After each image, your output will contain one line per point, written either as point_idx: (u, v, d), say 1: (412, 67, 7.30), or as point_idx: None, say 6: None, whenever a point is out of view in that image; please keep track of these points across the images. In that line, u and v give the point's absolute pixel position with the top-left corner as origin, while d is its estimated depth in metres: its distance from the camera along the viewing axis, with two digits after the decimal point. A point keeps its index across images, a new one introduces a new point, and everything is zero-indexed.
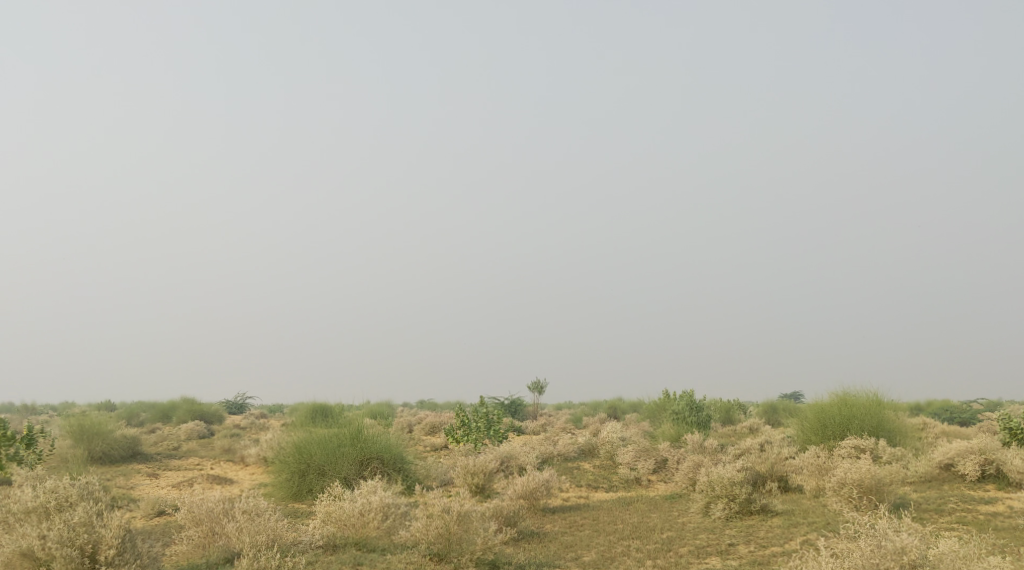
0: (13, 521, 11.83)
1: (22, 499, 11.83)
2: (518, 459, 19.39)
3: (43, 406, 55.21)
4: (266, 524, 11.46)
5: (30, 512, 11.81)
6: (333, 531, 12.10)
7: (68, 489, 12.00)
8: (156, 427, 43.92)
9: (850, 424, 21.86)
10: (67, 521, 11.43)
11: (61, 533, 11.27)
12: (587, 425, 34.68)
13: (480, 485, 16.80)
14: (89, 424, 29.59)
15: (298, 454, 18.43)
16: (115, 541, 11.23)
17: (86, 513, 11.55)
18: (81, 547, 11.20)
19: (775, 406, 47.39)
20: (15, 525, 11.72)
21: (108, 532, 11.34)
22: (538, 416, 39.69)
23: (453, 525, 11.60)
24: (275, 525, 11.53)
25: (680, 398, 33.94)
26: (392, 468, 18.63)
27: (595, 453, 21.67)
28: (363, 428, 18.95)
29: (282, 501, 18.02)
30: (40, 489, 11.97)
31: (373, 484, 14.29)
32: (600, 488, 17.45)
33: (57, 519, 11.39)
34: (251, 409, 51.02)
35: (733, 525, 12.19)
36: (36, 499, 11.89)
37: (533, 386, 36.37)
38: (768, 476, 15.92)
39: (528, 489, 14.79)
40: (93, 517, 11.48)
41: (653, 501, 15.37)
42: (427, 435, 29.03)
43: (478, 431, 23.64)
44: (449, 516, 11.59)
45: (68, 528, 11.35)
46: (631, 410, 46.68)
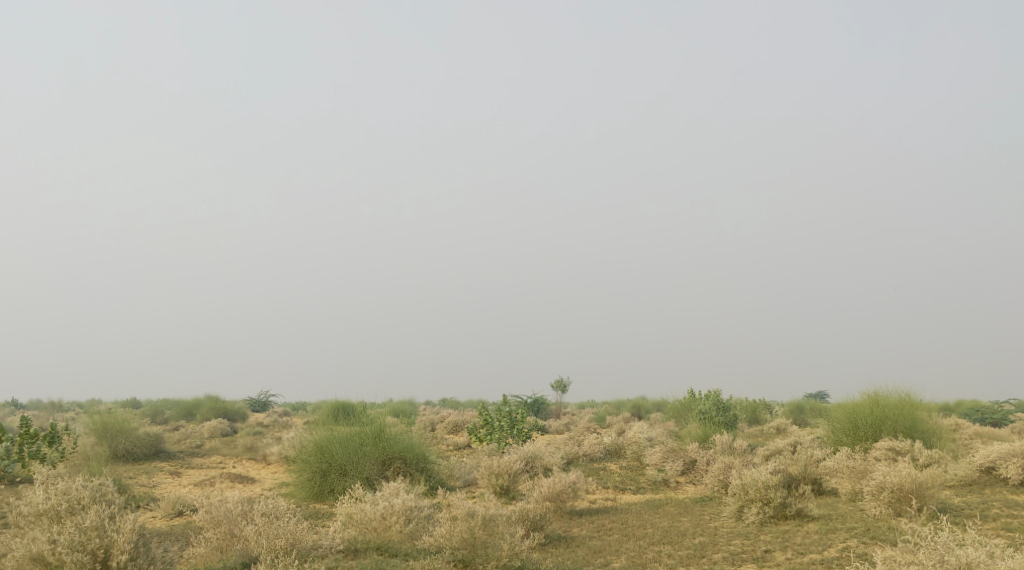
0: (24, 524, 11.65)
1: (33, 502, 11.68)
2: (543, 460, 19.02)
3: (68, 403, 55.39)
4: (286, 527, 11.14)
5: (41, 515, 11.63)
6: (354, 535, 11.78)
7: (80, 491, 11.78)
8: (180, 424, 43.88)
9: (882, 425, 21.35)
10: (78, 525, 11.19)
11: (72, 538, 11.02)
12: (612, 425, 34.26)
13: (505, 487, 16.44)
14: (112, 421, 29.46)
15: (320, 454, 18.14)
16: (127, 546, 11.00)
17: (99, 517, 11.31)
18: (93, 552, 10.96)
19: (802, 406, 46.77)
20: (25, 529, 11.52)
21: (120, 537, 11.10)
22: (562, 416, 39.30)
23: (477, 530, 11.35)
24: (294, 529, 11.20)
25: (706, 398, 33.47)
26: (414, 468, 18.32)
27: (621, 453, 21.27)
28: (386, 427, 18.64)
29: (304, 501, 17.73)
30: (52, 490, 11.77)
31: (396, 485, 13.96)
32: (627, 489, 17.05)
33: (68, 523, 11.15)
34: (275, 406, 50.95)
35: (769, 530, 11.77)
36: (46, 502, 11.71)
37: (557, 384, 36.00)
38: (801, 479, 15.47)
39: (554, 491, 14.42)
40: (105, 520, 11.24)
41: (682, 504, 14.95)
42: (449, 435, 28.73)
43: (502, 430, 23.28)
44: (474, 521, 11.31)
45: (79, 531, 11.10)
46: (655, 409, 46.23)
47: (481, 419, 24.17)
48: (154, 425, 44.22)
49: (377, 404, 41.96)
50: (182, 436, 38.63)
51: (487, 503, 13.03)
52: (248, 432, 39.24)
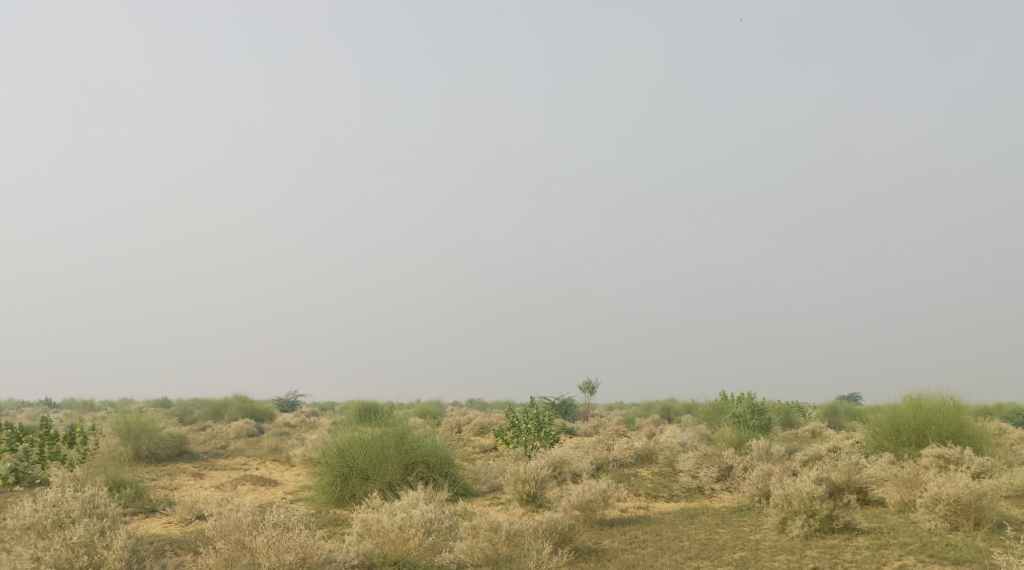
0: (10, 536, 11.54)
1: (20, 515, 11.48)
2: (572, 465, 18.29)
3: (98, 401, 55.34)
4: (299, 540, 10.52)
5: (28, 528, 11.49)
6: (370, 548, 11.09)
7: (70, 503, 11.60)
8: (207, 424, 43.60)
9: (926, 430, 20.40)
10: (66, 539, 11.28)
11: (58, 555, 11.14)
12: (641, 428, 33.49)
13: (532, 494, 15.72)
14: (136, 422, 29.04)
15: (341, 458, 17.53)
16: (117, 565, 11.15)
17: (88, 532, 11.37)
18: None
19: (836, 408, 45.70)
20: (11, 543, 11.44)
21: (110, 555, 11.25)
22: (590, 417, 38.58)
23: (500, 544, 11.13)
24: (306, 541, 10.56)
25: (739, 401, 32.59)
26: (437, 472, 17.66)
27: (653, 459, 20.48)
28: (408, 430, 17.98)
29: (324, 507, 17.14)
30: (41, 503, 11.58)
31: (418, 493, 13.29)
32: (660, 497, 16.31)
33: (55, 539, 11.23)
34: (302, 406, 50.56)
35: (817, 546, 10.98)
36: (35, 515, 11.54)
37: (585, 384, 35.23)
38: (846, 487, 14.64)
39: (584, 500, 13.68)
40: (95, 536, 11.34)
41: (719, 514, 14.16)
42: (476, 436, 28.04)
43: (529, 432, 22.52)
44: (497, 537, 11.11)
45: (67, 547, 11.22)
46: (685, 411, 45.36)
47: (507, 420, 23.46)
48: (182, 425, 43.93)
49: (404, 403, 41.41)
50: (208, 436, 38.25)
51: (513, 513, 12.33)
52: (274, 433, 38.78)
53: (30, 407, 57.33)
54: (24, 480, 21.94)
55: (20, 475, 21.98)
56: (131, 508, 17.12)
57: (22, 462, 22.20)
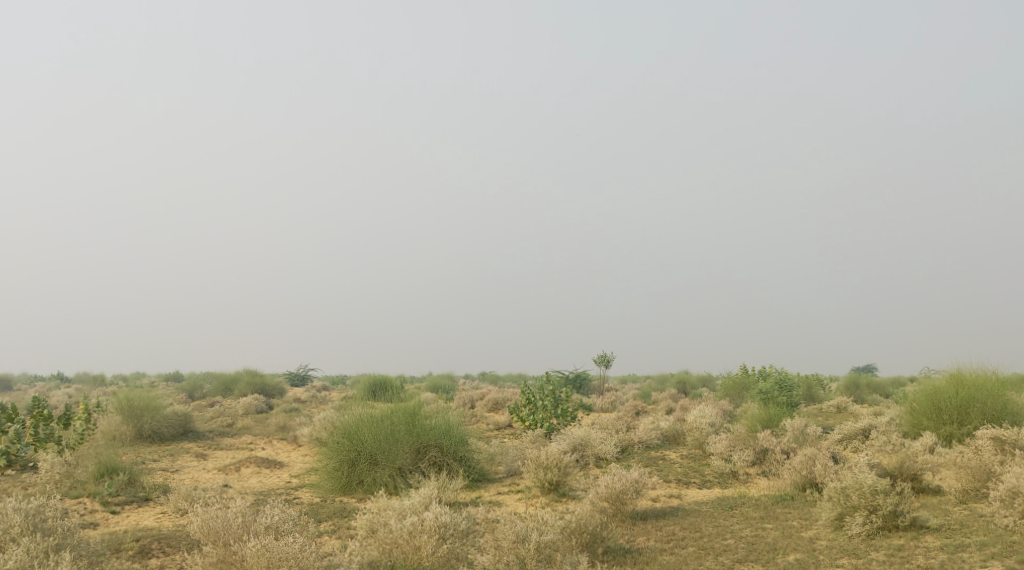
0: None
1: None
2: (595, 448, 17.08)
3: (110, 376, 54.48)
4: (292, 550, 9.32)
5: None
6: (377, 557, 9.93)
7: (10, 517, 11.60)
8: (215, 400, 42.60)
9: (970, 408, 18.92)
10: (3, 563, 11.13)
11: None
12: (660, 403, 32.23)
13: (554, 482, 14.46)
14: (139, 400, 27.89)
15: (348, 442, 16.31)
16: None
17: (25, 553, 11.23)
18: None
19: (858, 381, 44.33)
20: None
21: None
22: (606, 392, 37.30)
23: (527, 556, 9.91)
24: (300, 550, 9.35)
25: (763, 376, 31.23)
26: (451, 457, 16.42)
27: (679, 440, 19.20)
28: (419, 410, 16.72)
29: (331, 494, 15.98)
30: None
31: (430, 490, 12.09)
32: (692, 484, 15.08)
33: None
34: (313, 380, 49.50)
35: (886, 552, 9.73)
36: None
37: (601, 358, 33.94)
38: (898, 474, 13.33)
39: (613, 492, 12.44)
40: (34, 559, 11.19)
41: (760, 505, 12.91)
42: (489, 413, 26.77)
43: (545, 411, 21.17)
44: (524, 549, 9.85)
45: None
46: (701, 385, 44.10)
47: (522, 397, 22.16)
48: (191, 401, 42.93)
49: (416, 379, 40.25)
50: (215, 414, 37.16)
51: (535, 514, 11.15)
52: (283, 409, 37.74)
53: (43, 382, 56.47)
54: (17, 464, 20.86)
55: (12, 459, 20.90)
56: (121, 497, 15.96)
57: (14, 444, 21.12)
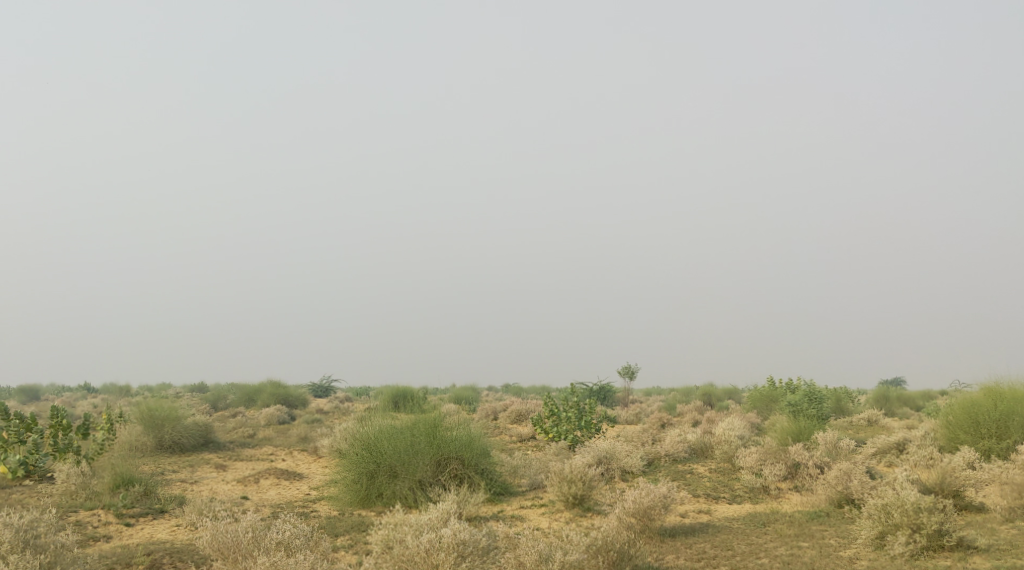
0: None
1: None
2: (621, 461, 16.60)
3: (136, 387, 54.52)
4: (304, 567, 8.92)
5: None
6: None
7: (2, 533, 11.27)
8: (238, 410, 42.41)
9: (1009, 421, 18.23)
10: None
11: None
12: (686, 416, 31.66)
13: (579, 496, 13.99)
14: (160, 410, 27.66)
15: (367, 453, 15.91)
16: None
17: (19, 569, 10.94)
18: None
19: (887, 394, 43.48)
20: None
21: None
22: (630, 404, 36.77)
23: None
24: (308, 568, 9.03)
25: (792, 387, 30.58)
26: (473, 470, 15.98)
27: (707, 453, 18.65)
28: (441, 420, 16.28)
29: (349, 507, 15.60)
30: None
31: (448, 506, 11.68)
32: (721, 499, 14.59)
33: None
34: (337, 392, 49.25)
35: None
36: None
37: (625, 369, 33.40)
38: (939, 490, 12.75)
39: (641, 507, 11.95)
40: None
41: (794, 521, 12.39)
42: (512, 425, 26.30)
43: (569, 423, 20.69)
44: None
45: None
46: (727, 397, 43.47)
47: (546, 408, 21.68)
48: (214, 412, 42.79)
49: (440, 390, 39.87)
50: (237, 424, 36.94)
51: (559, 533, 10.76)
52: (305, 421, 37.46)
53: (70, 392, 56.63)
54: (34, 475, 20.81)
55: (30, 469, 20.84)
56: (136, 509, 15.64)
57: (31, 454, 21.01)
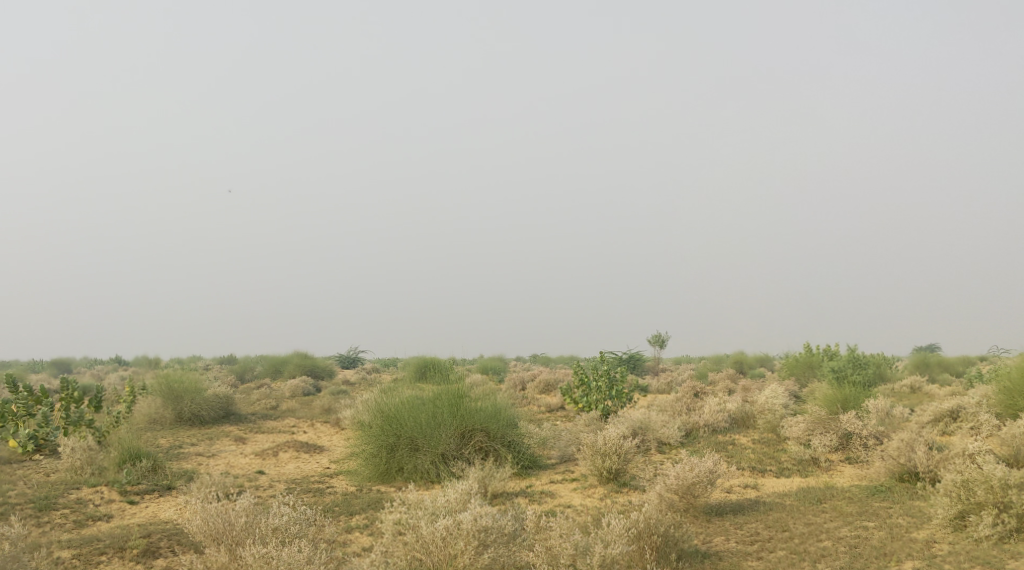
0: None
1: None
2: (657, 433, 15.49)
3: (165, 360, 54.02)
4: None
5: None
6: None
7: None
8: (263, 382, 41.64)
9: None
10: None
11: None
12: (721, 384, 30.48)
13: (614, 471, 12.88)
14: (179, 381, 26.72)
15: (386, 425, 14.87)
16: None
17: None
18: None
19: (927, 360, 42.01)
20: None
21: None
22: (661, 373, 35.63)
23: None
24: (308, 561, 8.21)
25: (832, 353, 29.27)
26: (499, 442, 14.90)
27: (749, 424, 17.46)
28: (465, 390, 15.20)
29: (368, 482, 14.59)
30: None
31: (469, 488, 10.65)
32: (768, 471, 13.48)
33: None
34: (363, 363, 48.38)
35: None
36: None
37: (655, 338, 32.22)
38: (1015, 462, 11.62)
39: (685, 484, 10.83)
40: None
41: (853, 497, 11.23)
42: (541, 395, 25.21)
43: (599, 392, 19.55)
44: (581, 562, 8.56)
45: None
46: (761, 365, 42.24)
47: (576, 377, 20.50)
48: (240, 383, 42.05)
49: (468, 361, 38.83)
50: (261, 396, 36.12)
51: (592, 520, 9.74)
52: (329, 392, 36.61)
53: (101, 365, 56.30)
54: (45, 448, 19.89)
55: (40, 443, 19.93)
56: (142, 486, 14.71)
57: (41, 427, 20.07)
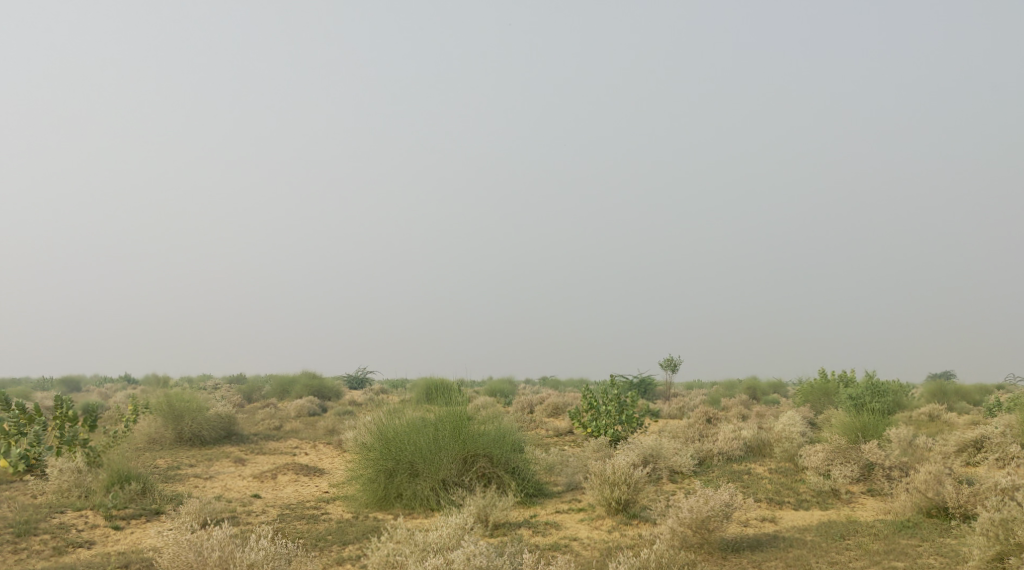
0: None
1: None
2: (669, 461, 14.78)
3: (173, 379, 53.41)
4: None
5: None
6: None
7: None
8: (268, 402, 40.97)
9: None
10: None
11: None
12: (734, 409, 29.72)
13: (623, 501, 12.19)
14: (180, 400, 26.05)
15: (385, 448, 14.20)
16: None
17: None
18: None
19: (945, 387, 41.05)
20: None
21: None
22: (673, 397, 34.84)
23: None
24: None
25: (849, 380, 28.49)
26: (502, 468, 14.23)
27: (765, 452, 16.72)
28: (468, 414, 14.54)
29: (365, 509, 13.91)
30: None
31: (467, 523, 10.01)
32: (786, 503, 12.76)
33: None
34: (371, 384, 47.69)
35: None
36: None
37: (666, 361, 31.49)
38: None
39: (699, 518, 10.13)
40: None
41: (878, 534, 10.51)
42: (548, 419, 24.51)
43: (609, 417, 18.88)
44: None
45: None
46: (774, 391, 41.42)
47: (584, 401, 19.83)
48: (246, 403, 41.39)
49: (476, 382, 38.10)
50: (266, 416, 35.46)
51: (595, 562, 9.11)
52: (336, 412, 35.92)
53: (110, 383, 55.75)
54: (36, 469, 19.32)
55: (32, 463, 19.33)
56: (129, 510, 14.06)
57: (33, 447, 19.51)
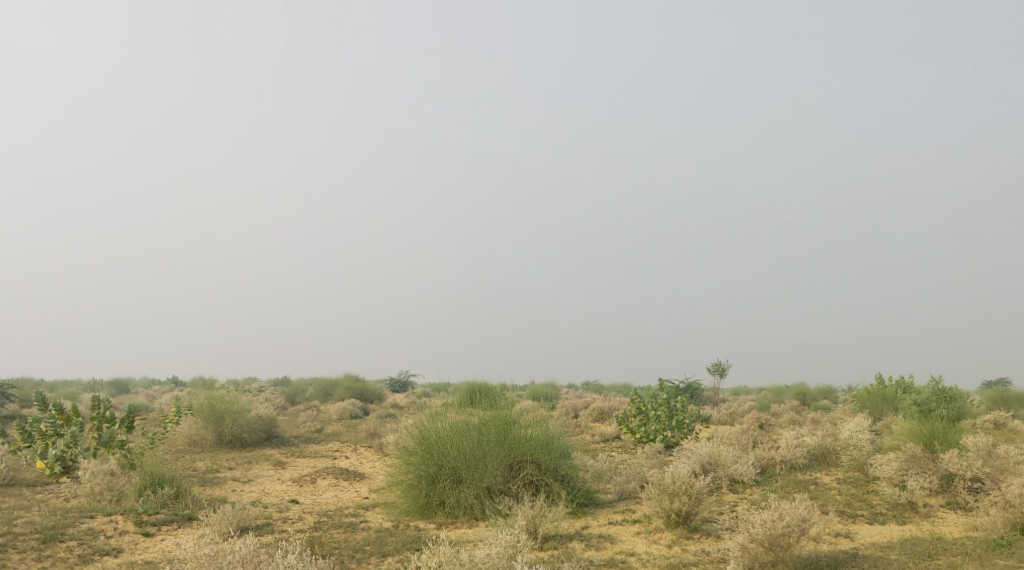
0: None
1: None
2: (729, 469, 13.85)
3: (218, 382, 53.10)
4: None
5: None
6: None
7: None
8: (310, 404, 40.39)
9: None
10: None
11: None
12: (787, 416, 28.60)
13: (683, 514, 11.27)
14: (220, 402, 25.46)
15: (427, 453, 13.40)
16: None
17: None
18: None
19: (1005, 395, 39.38)
20: None
21: None
22: (722, 403, 33.72)
23: None
24: None
25: (908, 386, 27.23)
26: (550, 475, 13.39)
27: (830, 460, 15.69)
28: (514, 417, 13.72)
29: (406, 517, 13.12)
30: None
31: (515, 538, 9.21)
32: (860, 515, 11.78)
33: None
34: (414, 388, 47.00)
35: None
36: None
37: (714, 367, 30.45)
38: None
39: (772, 534, 9.20)
40: None
41: (971, 553, 9.51)
42: (595, 424, 23.60)
43: (658, 422, 17.98)
44: None
45: None
46: (826, 397, 40.10)
47: (633, 406, 18.95)
48: (288, 405, 40.82)
49: (521, 386, 37.22)
50: (307, 419, 34.84)
51: None
52: (378, 416, 35.24)
53: (157, 386, 55.69)
54: (72, 470, 18.80)
55: (68, 464, 18.81)
56: (161, 516, 13.40)
57: (69, 447, 19.01)
